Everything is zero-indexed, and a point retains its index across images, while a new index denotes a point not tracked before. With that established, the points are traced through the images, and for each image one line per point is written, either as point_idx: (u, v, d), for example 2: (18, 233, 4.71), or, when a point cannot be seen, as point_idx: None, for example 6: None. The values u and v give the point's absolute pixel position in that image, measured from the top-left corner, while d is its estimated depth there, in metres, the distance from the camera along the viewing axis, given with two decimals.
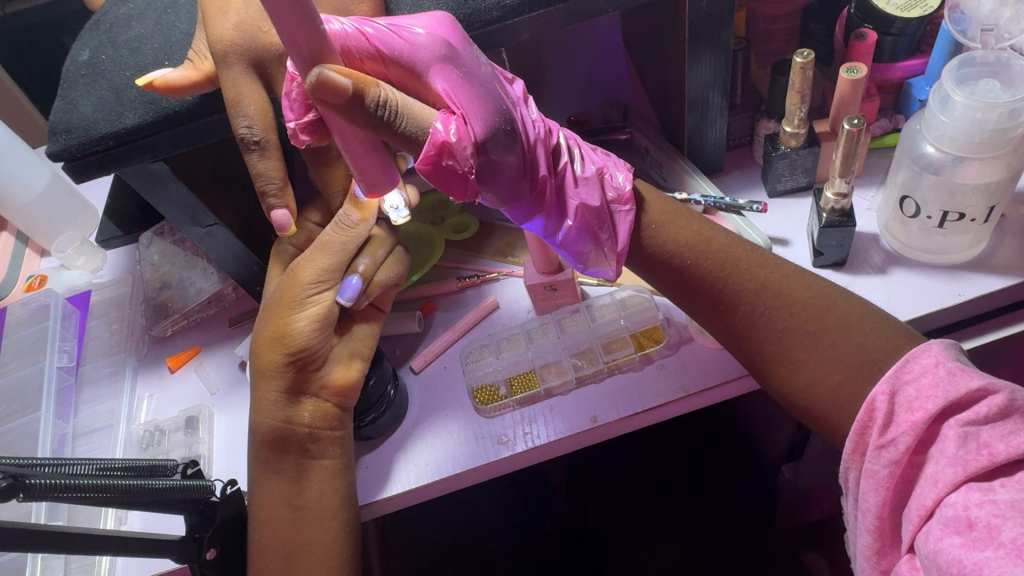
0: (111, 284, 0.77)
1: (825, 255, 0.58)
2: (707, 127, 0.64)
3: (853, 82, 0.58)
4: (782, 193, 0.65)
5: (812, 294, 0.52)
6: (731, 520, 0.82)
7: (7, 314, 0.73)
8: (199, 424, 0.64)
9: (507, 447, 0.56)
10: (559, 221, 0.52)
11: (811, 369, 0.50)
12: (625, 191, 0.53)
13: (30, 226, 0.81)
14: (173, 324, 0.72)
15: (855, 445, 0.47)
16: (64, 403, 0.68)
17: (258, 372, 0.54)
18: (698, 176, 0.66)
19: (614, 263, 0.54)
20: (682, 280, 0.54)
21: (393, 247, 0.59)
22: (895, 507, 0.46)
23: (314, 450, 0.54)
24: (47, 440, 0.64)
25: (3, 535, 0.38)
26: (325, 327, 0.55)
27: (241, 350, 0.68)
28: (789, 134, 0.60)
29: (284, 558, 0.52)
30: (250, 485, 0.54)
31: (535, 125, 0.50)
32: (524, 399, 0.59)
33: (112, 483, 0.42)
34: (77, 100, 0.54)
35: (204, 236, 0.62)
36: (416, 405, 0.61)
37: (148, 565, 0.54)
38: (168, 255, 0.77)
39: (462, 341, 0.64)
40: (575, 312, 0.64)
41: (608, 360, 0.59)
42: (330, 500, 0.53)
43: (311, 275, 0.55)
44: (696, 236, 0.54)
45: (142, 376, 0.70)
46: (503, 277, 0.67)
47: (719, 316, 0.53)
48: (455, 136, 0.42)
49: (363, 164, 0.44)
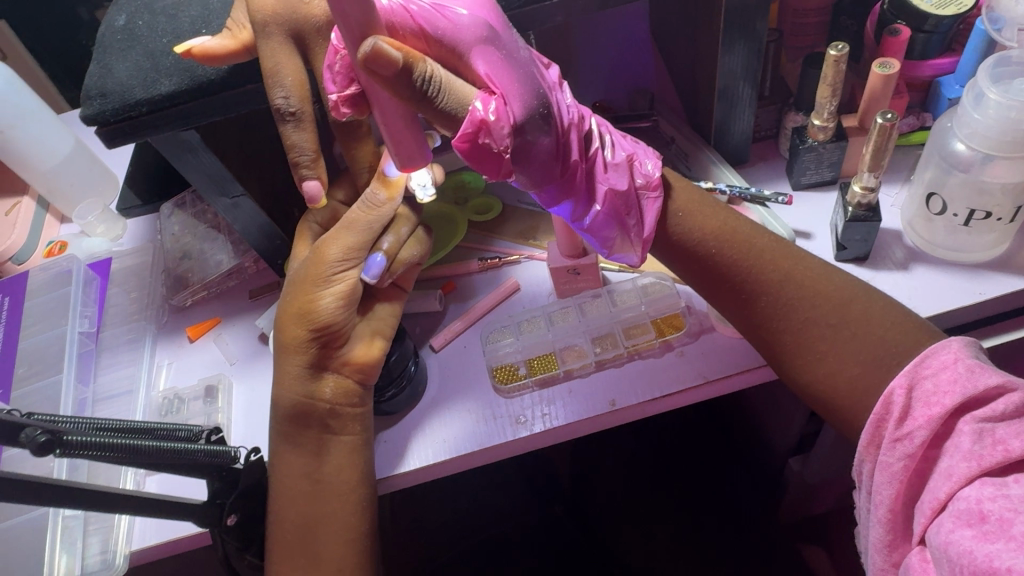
0: (132, 253, 0.78)
1: (848, 250, 0.58)
2: (734, 117, 0.64)
3: (886, 77, 0.58)
4: (806, 186, 0.65)
5: (836, 288, 0.52)
6: (732, 517, 0.84)
7: (27, 279, 0.74)
8: (219, 393, 0.64)
9: (524, 428, 0.56)
10: (587, 207, 0.53)
11: (831, 362, 0.51)
12: (654, 178, 0.54)
13: (51, 191, 0.81)
14: (192, 295, 0.73)
15: (870, 438, 0.47)
16: (84, 367, 0.68)
17: (283, 346, 0.55)
18: (723, 166, 0.66)
19: (639, 250, 0.55)
20: (706, 269, 0.54)
21: (416, 226, 0.59)
22: (907, 500, 0.46)
23: (335, 425, 0.54)
24: (69, 403, 0.64)
25: (37, 489, 0.39)
26: (350, 305, 0.55)
27: (262, 321, 0.68)
28: (817, 127, 0.61)
29: (303, 527, 0.52)
30: (271, 455, 0.55)
31: (569, 110, 0.50)
32: (544, 380, 0.59)
33: (141, 445, 0.42)
34: (113, 65, 0.55)
35: (231, 207, 0.62)
36: (435, 383, 0.61)
37: (165, 531, 0.55)
38: (189, 227, 0.78)
39: (483, 322, 0.64)
40: (596, 296, 0.64)
41: (628, 346, 0.60)
42: (349, 474, 0.53)
43: (338, 253, 0.55)
44: (722, 226, 0.54)
45: (162, 345, 0.71)
46: (524, 259, 0.68)
47: (741, 305, 0.53)
48: (493, 115, 0.43)
49: (400, 138, 0.45)
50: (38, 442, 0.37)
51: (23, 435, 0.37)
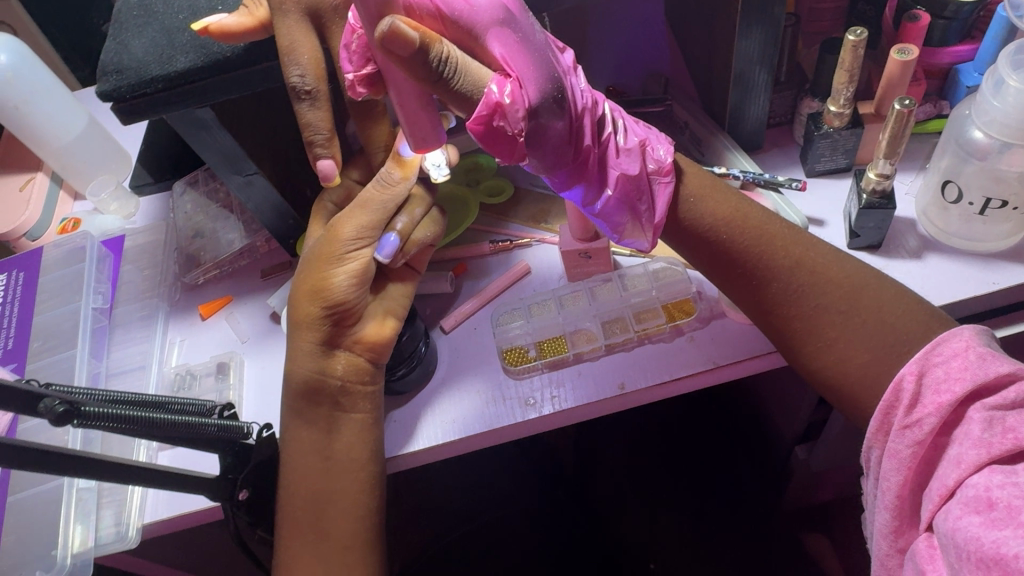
0: (144, 231, 0.78)
1: (861, 237, 0.58)
2: (749, 102, 0.64)
3: (904, 63, 0.57)
4: (820, 173, 0.65)
5: (848, 275, 0.52)
6: (737, 504, 0.83)
7: (42, 254, 0.74)
8: (230, 370, 0.65)
9: (533, 410, 0.57)
10: (599, 191, 0.52)
11: (842, 348, 0.50)
12: (665, 163, 0.53)
13: (65, 167, 0.81)
14: (204, 273, 0.73)
15: (879, 424, 0.47)
16: (98, 343, 0.69)
17: (295, 323, 0.55)
18: (737, 152, 0.65)
19: (650, 236, 0.54)
20: (716, 255, 0.54)
21: (429, 207, 0.59)
22: (915, 487, 0.46)
23: (345, 403, 0.54)
24: (83, 377, 0.65)
25: (54, 459, 0.40)
26: (362, 283, 0.55)
27: (273, 299, 0.68)
28: (833, 113, 0.60)
29: (313, 502, 0.53)
30: (282, 431, 0.55)
31: (582, 94, 0.50)
32: (553, 362, 0.59)
33: (156, 418, 0.42)
34: (128, 41, 0.55)
35: (244, 185, 0.62)
36: (445, 363, 0.61)
37: (177, 504, 0.56)
38: (201, 206, 0.78)
39: (494, 304, 0.64)
40: (607, 280, 0.64)
41: (638, 330, 0.60)
42: (359, 452, 0.54)
43: (351, 232, 0.55)
44: (734, 212, 0.54)
45: (174, 322, 0.71)
46: (535, 242, 0.68)
47: (751, 292, 0.53)
48: (508, 97, 0.43)
49: (415, 119, 0.45)
50: (57, 413, 0.38)
51: (42, 406, 0.37)
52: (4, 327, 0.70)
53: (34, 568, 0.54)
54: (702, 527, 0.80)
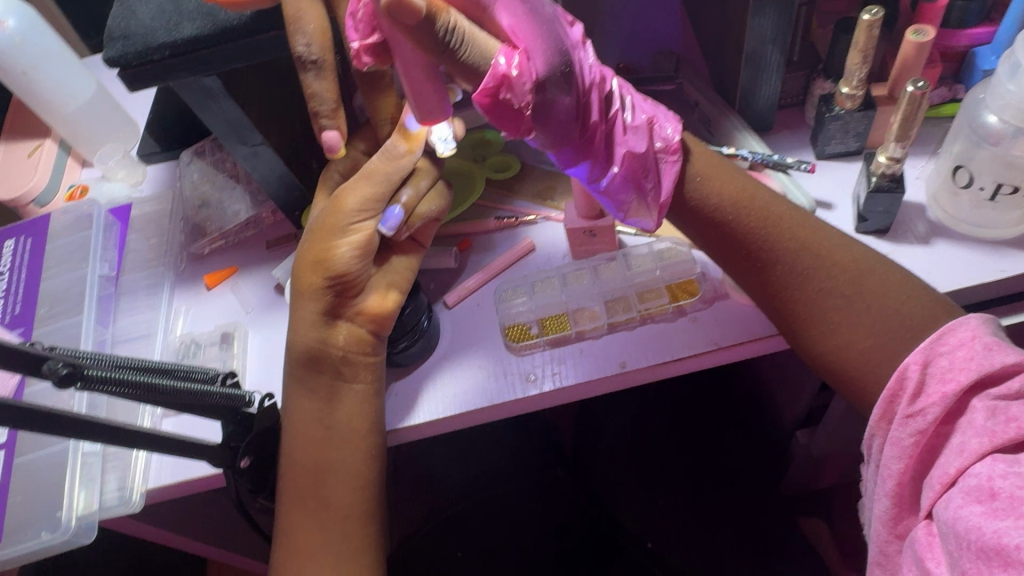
0: (151, 200, 0.78)
1: (869, 221, 0.58)
2: (760, 82, 0.63)
3: (919, 44, 0.56)
4: (830, 156, 0.64)
5: (853, 259, 0.51)
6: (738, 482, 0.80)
7: (49, 221, 0.74)
8: (234, 340, 0.65)
9: (534, 386, 0.57)
10: (604, 168, 0.52)
11: (845, 332, 0.50)
12: (673, 142, 0.53)
13: (73, 135, 0.81)
14: (210, 244, 0.73)
15: (882, 412, 0.47)
16: (104, 310, 0.70)
17: (298, 292, 0.55)
18: (747, 133, 0.64)
19: (655, 215, 0.54)
20: (721, 235, 0.53)
21: (435, 180, 0.59)
22: (916, 475, 0.46)
23: (347, 373, 0.55)
24: (89, 343, 0.66)
25: (58, 420, 0.40)
26: (365, 256, 0.55)
27: (278, 271, 0.68)
28: (845, 95, 0.59)
29: (314, 472, 0.54)
30: (283, 400, 0.56)
31: (591, 70, 0.49)
32: (555, 340, 0.59)
33: (158, 384, 0.43)
34: (135, 8, 0.56)
35: (250, 156, 0.62)
36: (448, 339, 0.61)
37: (180, 471, 0.56)
38: (208, 175, 0.78)
39: (497, 280, 0.64)
40: (612, 260, 0.64)
41: (641, 309, 0.59)
42: (360, 423, 0.54)
43: (354, 203, 0.55)
44: (741, 193, 0.53)
45: (179, 291, 0.71)
46: (540, 220, 0.67)
47: (755, 274, 0.52)
48: (515, 70, 0.42)
49: (421, 91, 0.45)
50: (60, 374, 0.38)
51: (46, 367, 0.38)
52: (12, 292, 0.70)
53: (40, 529, 0.55)
54: (703, 507, 0.78)
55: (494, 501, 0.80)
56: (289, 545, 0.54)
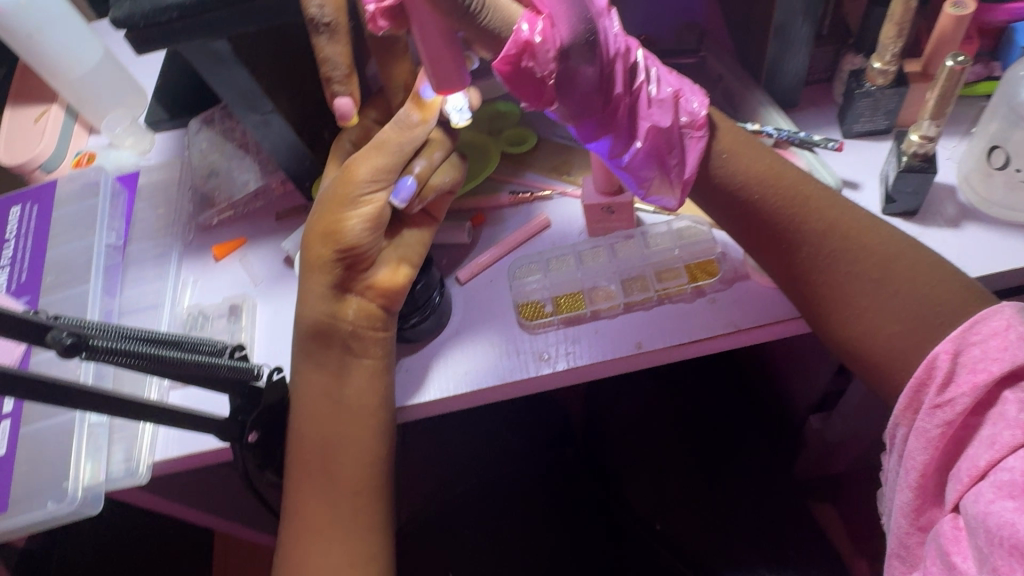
0: (159, 168, 0.77)
1: (897, 203, 0.56)
2: (788, 56, 0.61)
3: (958, 18, 0.54)
4: (858, 135, 0.62)
5: (883, 241, 0.50)
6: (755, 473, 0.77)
7: (56, 188, 0.73)
8: (242, 313, 0.64)
9: (547, 365, 0.56)
10: (627, 143, 0.50)
11: (871, 318, 0.49)
12: (699, 117, 0.51)
13: (80, 100, 0.80)
14: (219, 214, 0.72)
15: (909, 401, 0.46)
16: (111, 280, 0.68)
17: (307, 264, 0.54)
18: (773, 108, 0.63)
19: (678, 193, 0.52)
20: (746, 214, 0.51)
21: (450, 152, 0.57)
22: (942, 467, 0.45)
23: (356, 348, 0.53)
24: (96, 312, 0.65)
25: (63, 391, 0.39)
26: (377, 228, 0.53)
27: (287, 244, 0.67)
28: (877, 70, 0.57)
29: (323, 448, 0.53)
30: (292, 375, 0.55)
31: (616, 39, 0.48)
32: (570, 318, 0.58)
33: (165, 355, 0.42)
34: None
35: (260, 124, 0.61)
36: (459, 315, 0.60)
37: (187, 443, 0.56)
38: (216, 144, 0.76)
39: (511, 256, 0.63)
40: (629, 238, 0.63)
41: (659, 289, 0.58)
42: (370, 399, 0.53)
43: (366, 173, 0.53)
44: (768, 170, 0.51)
45: (187, 262, 0.70)
46: (556, 195, 0.66)
47: (780, 254, 0.51)
48: (538, 36, 0.41)
49: (438, 58, 0.43)
50: (64, 344, 0.37)
51: (49, 336, 0.37)
52: (18, 260, 0.69)
53: (46, 499, 0.55)
54: (716, 498, 0.75)
55: (502, 486, 0.79)
56: (298, 522, 0.53)
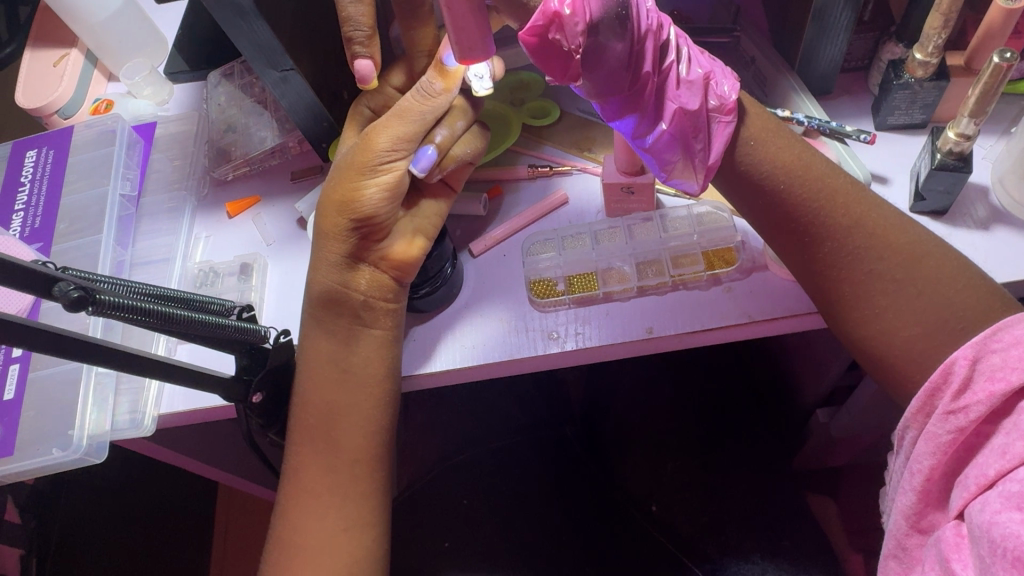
0: (176, 119, 0.76)
1: (927, 201, 0.54)
2: (825, 41, 0.58)
3: (1009, 11, 0.52)
4: (892, 127, 0.60)
5: (910, 241, 0.48)
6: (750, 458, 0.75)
7: (73, 134, 0.73)
8: (253, 272, 0.63)
9: (556, 344, 0.55)
10: (652, 124, 0.48)
11: (890, 318, 0.47)
12: (729, 101, 0.49)
13: (100, 46, 0.79)
14: (234, 169, 0.71)
15: (921, 406, 0.45)
16: (123, 231, 0.68)
17: (322, 231, 0.53)
18: (804, 95, 0.61)
19: (701, 178, 0.50)
20: (770, 206, 0.50)
21: (472, 122, 0.55)
22: (948, 472, 0.45)
23: (367, 317, 0.53)
24: (107, 263, 0.65)
25: (67, 345, 0.39)
26: (394, 198, 0.52)
27: (302, 205, 0.66)
28: (918, 61, 0.55)
29: (326, 413, 0.53)
30: (300, 339, 0.55)
31: (648, 15, 0.46)
32: (582, 299, 0.57)
33: (174, 315, 0.42)
34: None
35: (279, 81, 0.60)
36: (470, 288, 0.59)
37: (193, 400, 0.56)
38: (235, 99, 0.76)
39: (526, 231, 0.62)
40: (648, 220, 0.62)
41: (674, 275, 0.57)
42: (376, 368, 0.53)
43: (385, 142, 0.52)
44: (796, 160, 0.49)
45: (201, 217, 0.70)
46: (576, 171, 0.64)
47: (801, 249, 0.49)
48: (568, 8, 0.40)
49: (462, 24, 0.42)
50: (71, 298, 0.36)
51: (57, 289, 0.36)
52: (32, 205, 0.69)
53: (52, 446, 0.55)
54: (710, 482, 0.74)
55: (503, 456, 0.79)
56: (297, 484, 0.54)
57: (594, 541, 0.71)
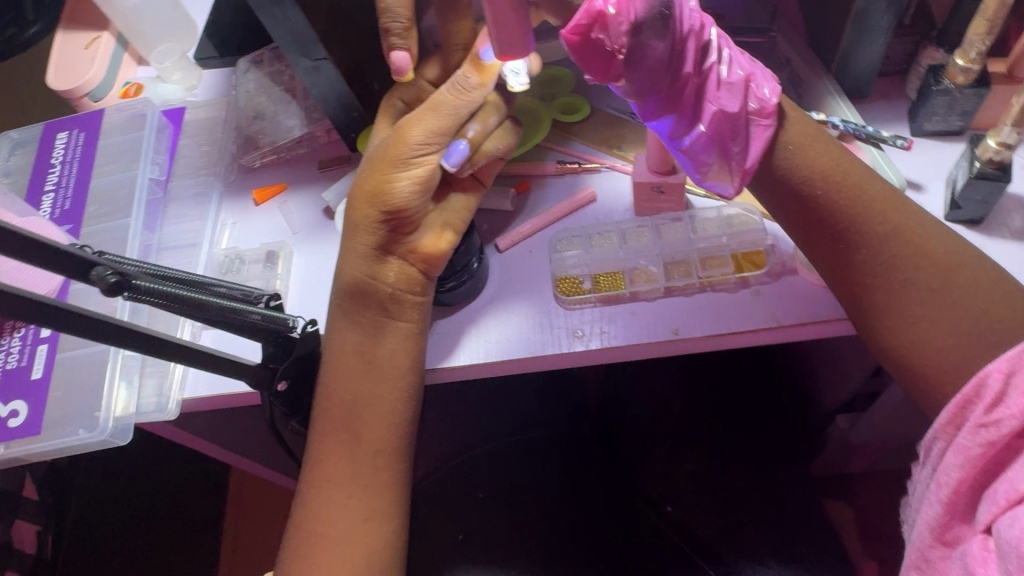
0: (205, 105, 0.76)
1: (962, 210, 0.53)
2: (864, 44, 0.58)
3: None
4: (928, 133, 0.59)
5: (946, 250, 0.47)
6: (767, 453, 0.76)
7: (104, 117, 0.73)
8: (279, 260, 0.64)
9: (580, 342, 0.55)
10: (690, 125, 0.48)
11: (924, 328, 0.47)
12: (768, 104, 0.48)
13: (131, 30, 0.79)
14: (262, 157, 0.72)
15: (951, 417, 0.45)
16: (152, 215, 0.69)
17: (352, 223, 0.53)
18: (840, 99, 0.60)
19: (737, 181, 0.49)
20: (805, 211, 0.49)
21: (504, 117, 0.55)
22: (976, 485, 0.44)
23: (394, 310, 0.53)
24: (135, 246, 0.65)
25: (102, 328, 0.39)
26: (425, 192, 0.52)
27: (329, 195, 0.66)
28: (959, 67, 0.54)
29: (350, 404, 0.53)
30: (326, 329, 0.55)
31: (691, 14, 0.46)
32: (608, 298, 0.57)
33: (207, 302, 0.42)
34: None
35: (311, 70, 0.60)
36: (495, 283, 0.59)
37: (217, 385, 0.56)
38: (264, 86, 0.76)
39: (553, 227, 0.62)
40: (677, 220, 0.61)
41: (702, 277, 0.56)
42: (401, 360, 0.53)
43: (419, 135, 0.51)
44: (835, 166, 0.49)
45: (227, 204, 0.70)
46: (605, 169, 0.64)
47: (835, 256, 0.49)
48: (613, 8, 0.41)
49: (503, 21, 0.41)
50: (107, 282, 0.37)
51: (94, 273, 0.37)
52: (62, 187, 0.70)
53: (78, 427, 0.55)
54: (725, 482, 0.74)
55: (519, 452, 0.79)
56: (318, 473, 0.54)
57: (607, 538, 0.71)
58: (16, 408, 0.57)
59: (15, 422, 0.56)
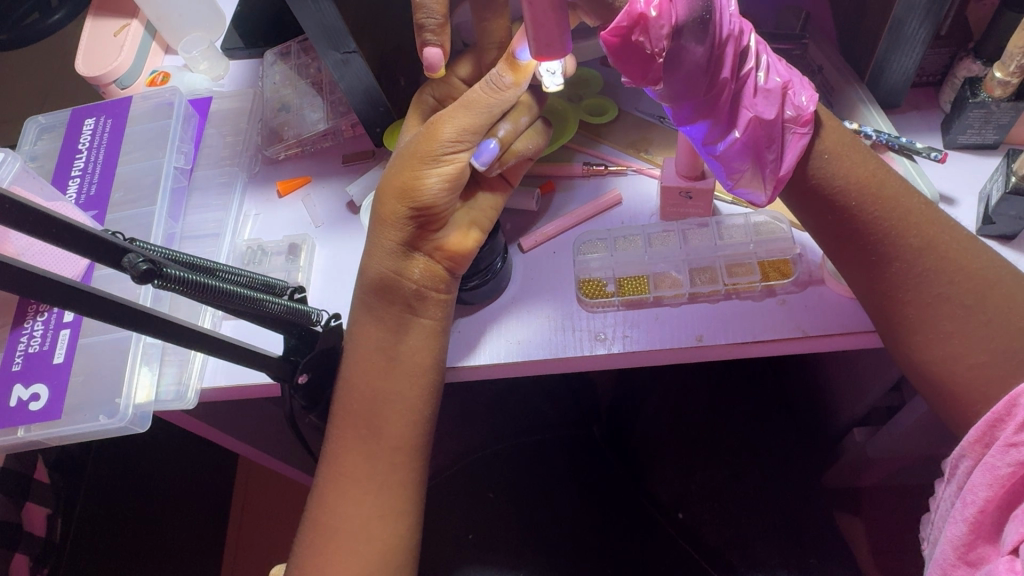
0: (231, 96, 0.77)
1: (996, 225, 0.52)
2: (899, 53, 0.57)
3: None
4: (961, 146, 0.58)
5: (981, 265, 0.47)
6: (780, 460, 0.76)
7: (131, 105, 0.73)
8: (301, 253, 0.63)
9: (602, 345, 0.54)
10: (725, 131, 0.48)
11: (956, 343, 0.46)
12: (805, 112, 0.48)
13: (161, 18, 0.79)
14: (287, 149, 0.72)
15: (980, 436, 0.44)
16: (176, 203, 0.69)
17: (379, 218, 0.53)
18: (873, 108, 0.60)
19: (769, 190, 0.49)
20: (838, 221, 0.49)
21: (535, 117, 0.55)
22: (1003, 506, 0.43)
23: (417, 307, 0.53)
24: (159, 234, 0.65)
25: (130, 315, 0.39)
26: (454, 189, 0.51)
27: (354, 189, 0.66)
28: (997, 81, 0.53)
29: (370, 399, 0.53)
30: (349, 324, 0.55)
31: (731, 19, 0.46)
32: (631, 302, 0.56)
33: (234, 293, 0.41)
34: None
35: (340, 63, 0.60)
36: (518, 283, 0.59)
37: (238, 375, 0.56)
38: (290, 79, 0.76)
39: (577, 230, 0.61)
40: (703, 226, 0.61)
41: (727, 283, 0.56)
42: (422, 358, 0.53)
43: (450, 133, 0.51)
44: (870, 177, 0.48)
45: (251, 194, 0.70)
46: (631, 172, 0.64)
47: (866, 268, 0.48)
48: (654, 10, 0.41)
49: (542, 21, 0.42)
50: (139, 270, 0.36)
51: (126, 260, 0.37)
52: (88, 172, 0.70)
53: (98, 413, 0.55)
54: (735, 489, 0.74)
55: (531, 453, 0.79)
56: (336, 467, 0.54)
57: (616, 540, 0.71)
58: (37, 391, 0.57)
59: (37, 406, 0.56)
